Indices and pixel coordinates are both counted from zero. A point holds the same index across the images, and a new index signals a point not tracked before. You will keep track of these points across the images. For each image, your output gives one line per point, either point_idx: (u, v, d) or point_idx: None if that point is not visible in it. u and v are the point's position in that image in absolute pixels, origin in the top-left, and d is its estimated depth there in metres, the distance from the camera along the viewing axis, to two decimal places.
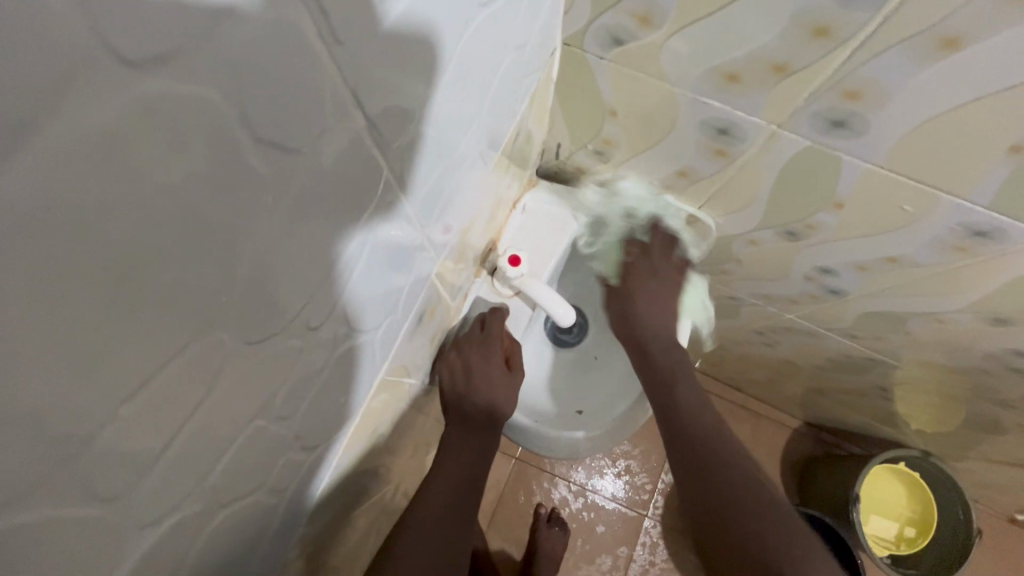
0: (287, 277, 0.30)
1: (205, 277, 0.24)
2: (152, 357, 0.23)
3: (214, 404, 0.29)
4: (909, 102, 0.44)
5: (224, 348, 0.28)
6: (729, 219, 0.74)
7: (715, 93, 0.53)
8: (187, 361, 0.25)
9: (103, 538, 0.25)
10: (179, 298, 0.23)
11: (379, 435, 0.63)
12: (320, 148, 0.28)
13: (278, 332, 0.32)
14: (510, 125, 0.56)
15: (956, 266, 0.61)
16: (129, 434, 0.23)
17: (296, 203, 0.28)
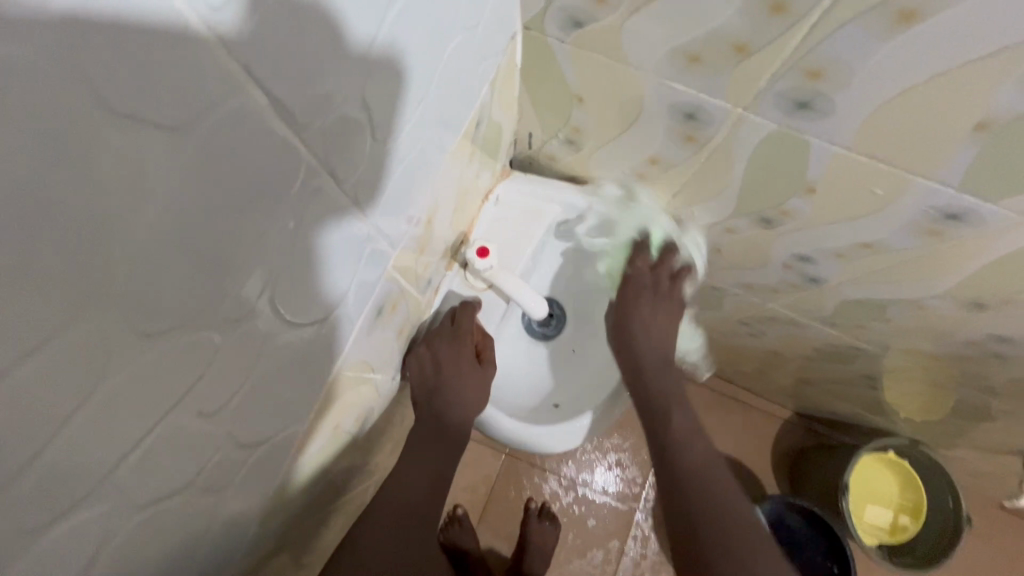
0: (209, 266, 0.29)
1: (103, 267, 0.22)
2: (45, 352, 0.21)
3: (128, 400, 0.27)
4: (873, 78, 0.43)
5: (139, 345, 0.26)
6: (704, 207, 0.73)
7: (678, 74, 0.51)
8: (93, 360, 0.24)
9: (3, 543, 0.23)
10: (72, 289, 0.21)
11: (347, 431, 0.62)
12: (237, 133, 0.26)
13: (205, 326, 0.30)
14: (470, 112, 0.55)
15: (932, 250, 0.60)
16: (22, 435, 0.22)
17: (213, 191, 0.27)
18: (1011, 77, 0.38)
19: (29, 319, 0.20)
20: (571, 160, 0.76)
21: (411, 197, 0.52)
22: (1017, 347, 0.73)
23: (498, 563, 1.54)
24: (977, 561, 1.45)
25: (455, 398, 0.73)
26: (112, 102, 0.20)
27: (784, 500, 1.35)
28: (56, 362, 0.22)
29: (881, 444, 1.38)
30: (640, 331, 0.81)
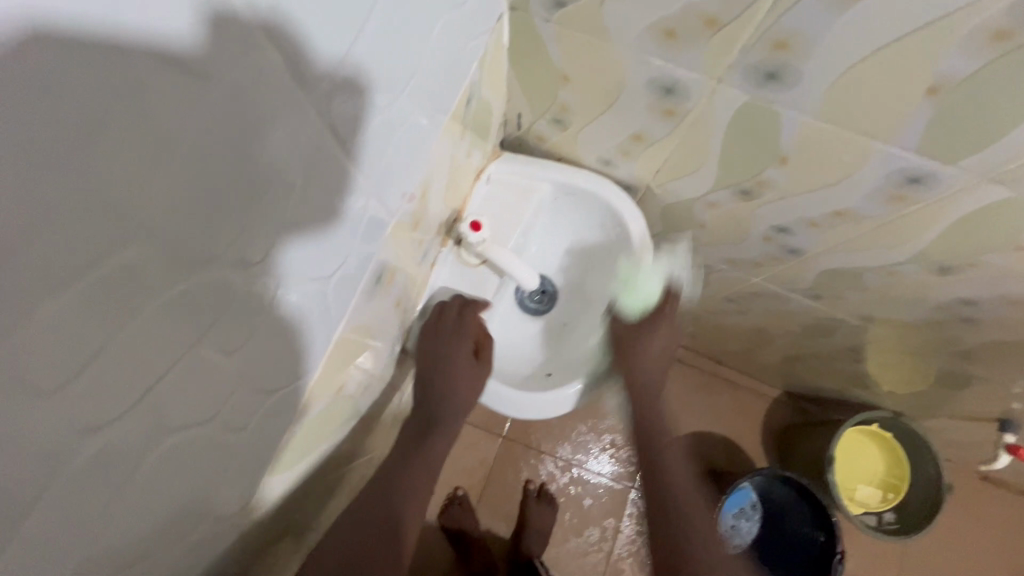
0: (227, 214, 0.32)
1: (145, 201, 0.26)
2: (99, 274, 0.24)
3: (159, 334, 0.30)
4: (832, 48, 0.46)
5: (167, 280, 0.29)
6: (686, 181, 0.76)
7: (655, 50, 0.54)
8: (123, 291, 0.26)
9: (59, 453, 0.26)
10: (122, 218, 0.25)
11: (350, 397, 0.65)
12: (224, 93, 0.28)
13: (224, 270, 0.33)
14: (460, 89, 0.58)
15: (899, 215, 0.63)
16: (77, 350, 0.25)
17: (202, 147, 0.28)
18: (956, 40, 0.42)
19: (71, 232, 0.22)
20: (559, 139, 0.79)
21: (406, 170, 0.55)
22: (983, 309, 0.77)
23: (497, 544, 1.58)
24: (959, 528, 1.51)
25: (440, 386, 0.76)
26: (106, 54, 0.21)
27: (772, 473, 1.40)
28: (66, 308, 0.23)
29: (865, 417, 1.43)
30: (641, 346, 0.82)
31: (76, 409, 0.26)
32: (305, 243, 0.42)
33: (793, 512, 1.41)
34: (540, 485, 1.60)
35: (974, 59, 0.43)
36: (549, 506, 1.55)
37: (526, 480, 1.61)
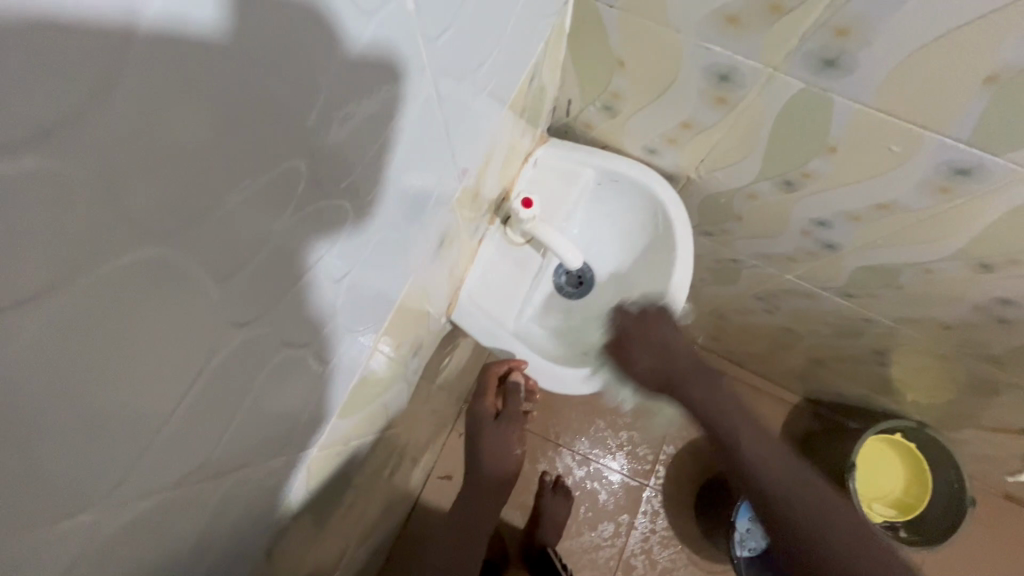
0: (347, 153, 0.35)
1: (298, 126, 0.28)
2: (258, 200, 0.28)
3: (289, 259, 0.33)
4: (892, 36, 0.48)
5: (303, 199, 0.31)
6: (730, 171, 0.78)
7: (719, 34, 0.56)
8: (264, 199, 0.28)
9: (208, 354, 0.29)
10: (278, 144, 0.27)
11: (403, 360, 0.68)
12: (304, 55, 0.26)
13: (342, 201, 0.36)
14: (527, 67, 0.61)
15: (943, 209, 0.65)
16: (236, 258, 0.28)
17: (280, 112, 0.27)
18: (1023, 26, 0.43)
19: (237, 176, 0.25)
20: (607, 126, 0.82)
21: (473, 142, 0.58)
22: (1021, 310, 0.78)
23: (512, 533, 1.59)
24: (978, 543, 1.50)
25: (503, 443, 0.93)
26: (178, 46, 0.19)
27: None
28: (159, 247, 0.22)
29: (887, 425, 1.43)
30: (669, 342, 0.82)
31: (223, 305, 0.28)
32: (349, 240, 0.39)
33: None
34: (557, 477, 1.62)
35: None
36: (565, 498, 1.57)
37: (543, 471, 1.62)
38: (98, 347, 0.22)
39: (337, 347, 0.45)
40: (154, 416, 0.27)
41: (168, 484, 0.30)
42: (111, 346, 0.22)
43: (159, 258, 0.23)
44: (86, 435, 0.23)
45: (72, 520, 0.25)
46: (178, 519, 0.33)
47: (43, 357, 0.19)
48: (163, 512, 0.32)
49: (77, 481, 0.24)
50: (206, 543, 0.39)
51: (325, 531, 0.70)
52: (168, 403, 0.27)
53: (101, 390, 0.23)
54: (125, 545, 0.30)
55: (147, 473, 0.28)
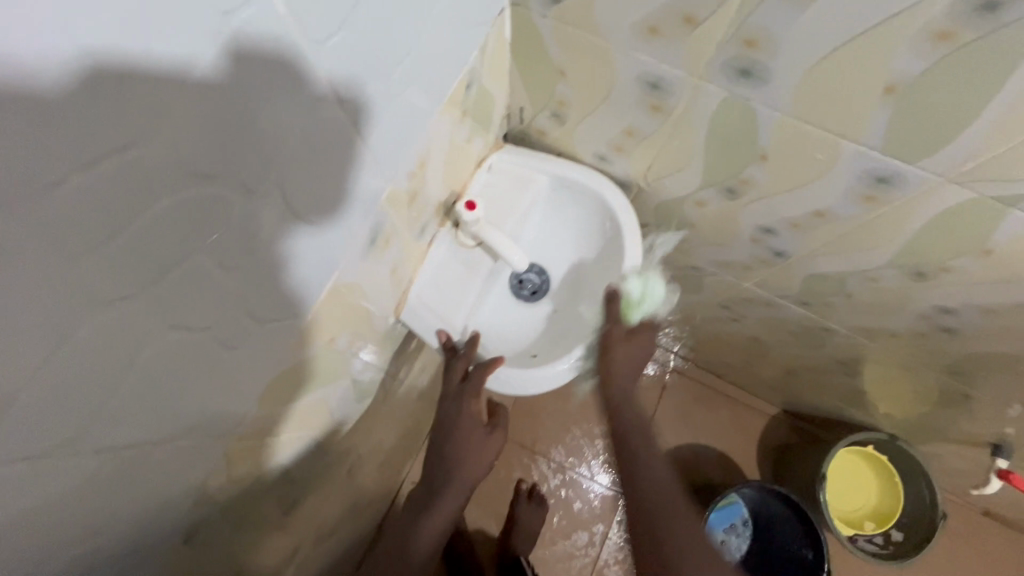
0: (238, 147, 0.37)
1: (167, 120, 0.31)
2: (122, 187, 0.30)
3: (171, 244, 0.35)
4: (794, 47, 0.50)
5: (183, 181, 0.33)
6: (675, 178, 0.80)
7: (641, 45, 0.59)
8: (127, 181, 0.30)
9: (75, 330, 0.31)
10: (144, 137, 0.30)
11: (344, 356, 0.69)
12: (150, 44, 0.28)
13: (239, 189, 0.38)
14: (460, 72, 0.63)
15: (872, 217, 0.66)
16: (96, 242, 0.30)
17: (132, 99, 0.28)
18: (906, 39, 0.45)
19: (91, 162, 0.27)
20: (558, 133, 0.84)
21: (407, 144, 0.60)
22: (962, 319, 0.79)
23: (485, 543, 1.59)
24: (951, 559, 1.49)
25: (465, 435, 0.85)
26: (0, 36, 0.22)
27: (763, 487, 1.46)
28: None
29: (859, 437, 1.43)
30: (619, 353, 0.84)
31: (92, 277, 0.30)
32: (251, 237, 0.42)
33: (784, 527, 1.46)
34: (532, 485, 1.62)
35: (923, 57, 0.46)
36: (540, 507, 1.57)
37: (518, 479, 1.62)
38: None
39: (244, 337, 0.47)
40: (14, 386, 0.29)
41: (41, 450, 0.32)
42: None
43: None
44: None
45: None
46: (66, 485, 0.36)
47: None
48: (36, 481, 0.33)
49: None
50: (104, 516, 0.41)
51: (268, 524, 0.72)
52: (30, 373, 0.29)
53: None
54: (3, 508, 0.32)
55: (15, 441, 0.30)
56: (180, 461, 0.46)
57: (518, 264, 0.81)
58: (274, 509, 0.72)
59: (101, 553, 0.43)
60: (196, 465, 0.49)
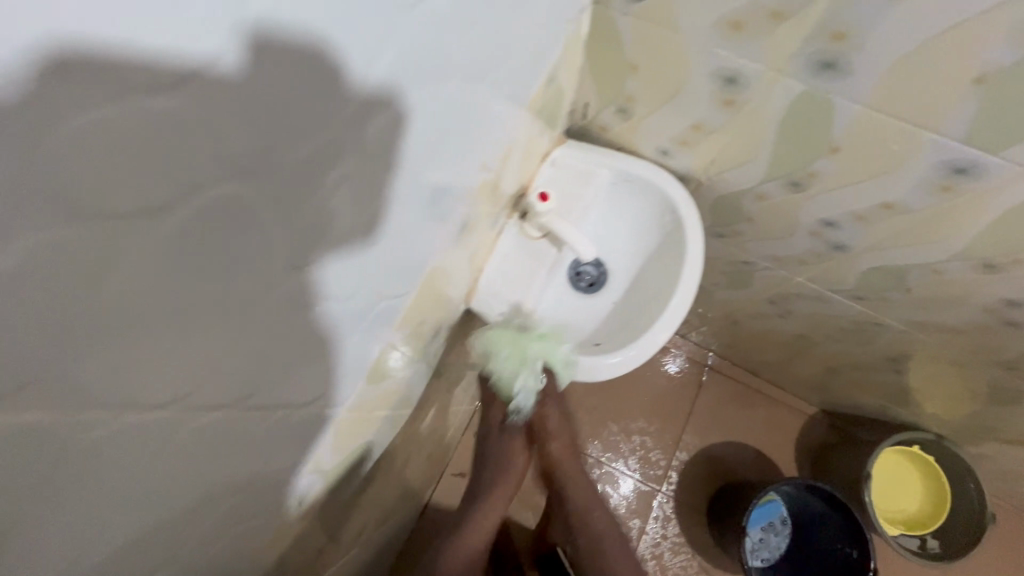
0: (384, 132, 0.40)
1: (345, 105, 0.34)
2: (308, 164, 0.33)
3: (329, 220, 0.38)
4: (883, 39, 0.52)
5: (347, 162, 0.37)
6: (737, 172, 0.82)
7: (722, 42, 0.61)
8: (315, 158, 0.33)
9: (264, 295, 0.34)
10: (329, 120, 0.33)
11: (426, 340, 0.72)
12: (347, 34, 0.31)
13: (379, 173, 0.42)
14: (544, 68, 0.67)
15: (945, 208, 0.67)
16: (289, 213, 0.33)
17: (331, 82, 0.31)
18: (1001, 29, 0.47)
19: (295, 140, 0.31)
20: (621, 128, 0.86)
21: (495, 136, 0.63)
22: None
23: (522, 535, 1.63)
24: (999, 561, 1.47)
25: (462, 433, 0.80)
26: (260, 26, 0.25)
27: (802, 485, 1.44)
28: (234, 188, 0.28)
29: (904, 437, 1.42)
30: None
31: (283, 246, 0.34)
32: (379, 217, 0.45)
33: (824, 525, 1.45)
34: None
35: (1016, 49, 0.48)
36: None
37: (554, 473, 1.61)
38: (177, 265, 0.27)
39: (362, 316, 0.50)
40: (219, 336, 0.32)
41: (227, 401, 0.36)
42: (189, 266, 0.27)
43: (230, 194, 0.28)
44: (164, 340, 0.28)
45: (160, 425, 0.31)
46: (232, 441, 0.39)
47: (136, 263, 0.24)
48: (217, 434, 0.36)
49: (160, 379, 0.29)
50: (249, 477, 0.44)
51: (348, 501, 0.75)
52: (230, 327, 0.32)
53: (179, 302, 0.28)
54: (195, 458, 0.35)
55: (211, 394, 0.34)
56: (303, 429, 0.49)
57: (584, 254, 0.84)
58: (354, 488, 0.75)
59: (238, 515, 0.47)
60: (313, 434, 0.52)
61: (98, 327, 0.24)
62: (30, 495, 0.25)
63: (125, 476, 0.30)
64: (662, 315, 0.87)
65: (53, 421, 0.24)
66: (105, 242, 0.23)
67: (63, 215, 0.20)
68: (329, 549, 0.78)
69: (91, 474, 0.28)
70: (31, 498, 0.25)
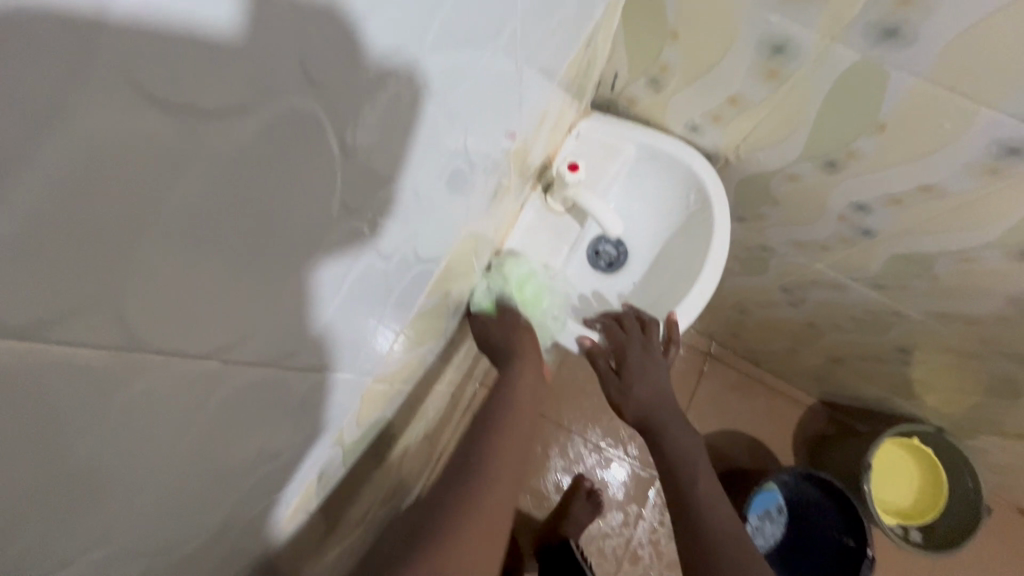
0: (441, 77, 0.37)
1: (415, 37, 0.31)
2: (371, 99, 0.30)
3: (380, 167, 0.34)
4: (957, 5, 0.50)
5: (405, 104, 0.34)
6: (770, 150, 0.79)
7: (776, 5, 0.58)
8: (380, 93, 0.30)
9: (313, 244, 0.31)
10: (398, 50, 0.30)
11: (448, 312, 0.69)
12: None
13: (430, 120, 0.38)
14: (586, 29, 0.63)
15: (988, 192, 0.66)
16: (347, 153, 0.30)
17: (407, 5, 0.28)
18: None
19: (364, 67, 0.27)
20: (651, 101, 0.83)
21: (533, 96, 0.60)
22: None
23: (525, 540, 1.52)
24: (988, 551, 1.50)
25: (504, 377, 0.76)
26: None
27: (801, 474, 1.45)
28: (302, 111, 0.24)
29: (905, 429, 1.43)
30: (634, 363, 0.82)
31: (339, 187, 0.30)
32: (423, 171, 0.42)
33: (820, 514, 1.46)
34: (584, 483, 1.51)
35: None
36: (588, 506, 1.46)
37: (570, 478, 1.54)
38: (239, 185, 0.23)
39: (391, 286, 0.46)
40: (270, 281, 0.28)
41: (267, 359, 0.32)
42: (250, 186, 0.23)
43: (298, 112, 0.24)
44: (220, 275, 0.24)
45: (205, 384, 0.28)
46: (269, 404, 0.35)
47: (202, 176, 0.21)
48: (253, 397, 0.33)
49: (210, 322, 0.26)
50: (280, 447, 0.41)
51: (362, 478, 0.72)
52: (282, 271, 0.29)
53: (236, 233, 0.24)
54: (228, 423, 0.32)
55: (252, 351, 0.30)
56: (330, 400, 0.46)
57: (611, 229, 0.80)
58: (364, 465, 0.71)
59: (262, 488, 0.43)
60: (338, 405, 0.49)
61: (159, 249, 0.20)
62: (61, 443, 0.21)
63: (164, 437, 0.27)
64: (684, 299, 0.85)
65: (93, 354, 0.21)
66: (175, 151, 0.19)
67: (132, 99, 0.17)
68: (340, 527, 0.75)
69: (133, 425, 0.25)
70: (62, 446, 0.21)
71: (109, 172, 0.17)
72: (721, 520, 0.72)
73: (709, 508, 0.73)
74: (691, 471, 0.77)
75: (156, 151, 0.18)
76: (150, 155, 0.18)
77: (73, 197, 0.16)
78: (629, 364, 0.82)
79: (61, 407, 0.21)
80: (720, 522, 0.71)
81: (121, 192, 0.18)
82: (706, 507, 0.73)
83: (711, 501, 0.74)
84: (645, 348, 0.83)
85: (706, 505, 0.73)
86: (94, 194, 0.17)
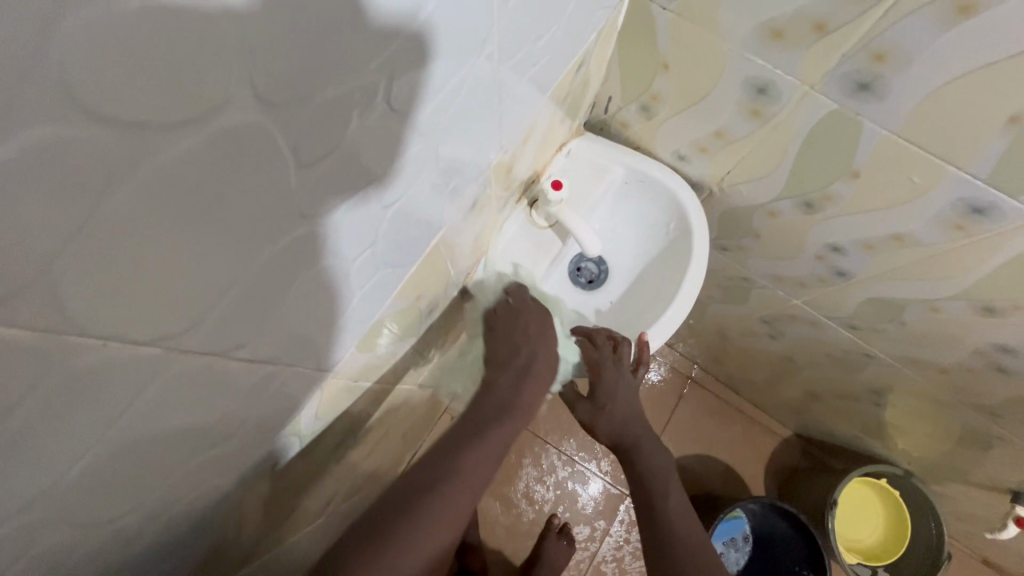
0: (418, 92, 0.38)
1: (389, 57, 0.33)
2: (340, 111, 0.31)
3: (349, 173, 0.36)
4: (927, 66, 0.52)
5: (377, 116, 0.36)
6: (753, 186, 0.82)
7: (760, 49, 0.61)
8: (346, 106, 0.32)
9: (273, 240, 0.32)
10: (370, 68, 0.31)
11: (421, 315, 0.70)
12: None
13: (405, 132, 0.40)
14: (576, 54, 0.65)
15: (955, 245, 0.67)
16: (311, 159, 0.31)
17: (381, 30, 0.30)
18: None
19: (333, 81, 0.29)
20: (642, 127, 0.85)
21: (519, 113, 0.61)
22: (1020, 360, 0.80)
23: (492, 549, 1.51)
24: None
25: (490, 364, 0.74)
26: None
27: (769, 504, 1.46)
28: (262, 119, 0.26)
29: (874, 469, 1.44)
30: (610, 386, 0.83)
31: (298, 192, 0.32)
32: (394, 184, 0.43)
33: (785, 544, 1.46)
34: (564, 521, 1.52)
35: None
36: (568, 544, 1.46)
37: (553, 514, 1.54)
38: (189, 185, 0.24)
39: (379, 256, 0.48)
40: (222, 273, 0.30)
41: (219, 344, 0.34)
42: (196, 189, 0.25)
43: (250, 122, 0.26)
44: (166, 267, 0.26)
45: (153, 362, 0.30)
46: (217, 389, 0.37)
47: (147, 177, 0.22)
48: (201, 378, 0.35)
49: (151, 312, 0.27)
50: (226, 431, 0.43)
51: (321, 468, 0.74)
52: (233, 267, 0.31)
53: (181, 231, 0.26)
54: (176, 399, 0.34)
55: (203, 335, 0.32)
56: (287, 389, 0.48)
57: (590, 249, 0.82)
58: (326, 455, 0.73)
59: (212, 466, 0.45)
60: (297, 393, 0.50)
61: (107, 241, 0.22)
62: (2, 414, 0.23)
63: (110, 407, 0.29)
64: (655, 326, 0.87)
65: (41, 336, 0.22)
66: (131, 151, 0.21)
67: (75, 111, 0.18)
68: (294, 514, 0.76)
69: (72, 400, 0.26)
70: (0, 418, 0.23)
71: (56, 170, 0.19)
72: (687, 537, 0.74)
73: (676, 524, 0.75)
74: (661, 491, 0.79)
75: (112, 151, 0.20)
76: (98, 157, 0.20)
77: (11, 199, 0.18)
78: (605, 385, 0.83)
79: (14, 375, 0.22)
80: (686, 542, 0.74)
81: (67, 188, 0.19)
82: (673, 525, 0.75)
83: (677, 519, 0.76)
84: (619, 370, 0.84)
85: (672, 522, 0.76)
86: (41, 191, 0.18)
